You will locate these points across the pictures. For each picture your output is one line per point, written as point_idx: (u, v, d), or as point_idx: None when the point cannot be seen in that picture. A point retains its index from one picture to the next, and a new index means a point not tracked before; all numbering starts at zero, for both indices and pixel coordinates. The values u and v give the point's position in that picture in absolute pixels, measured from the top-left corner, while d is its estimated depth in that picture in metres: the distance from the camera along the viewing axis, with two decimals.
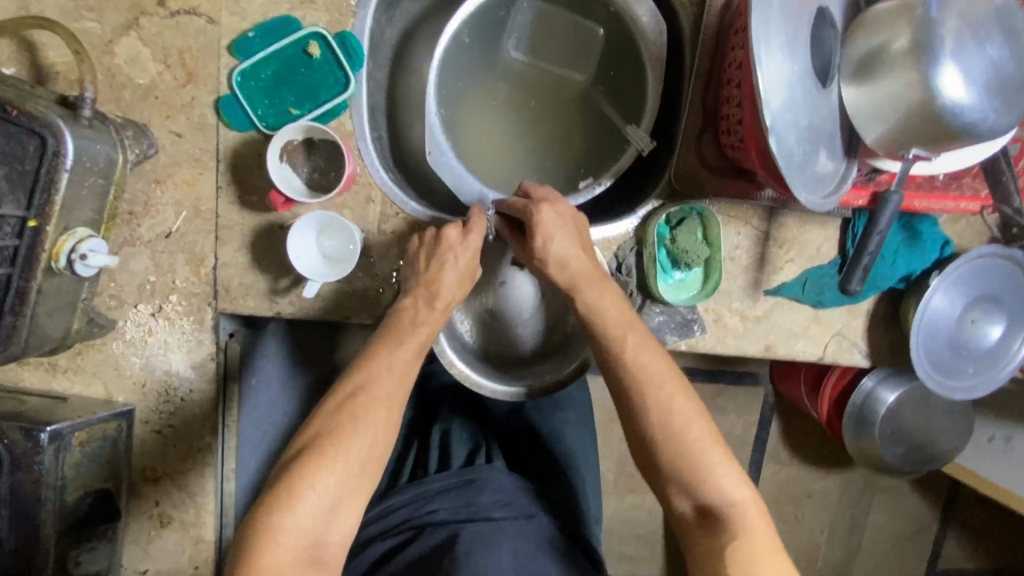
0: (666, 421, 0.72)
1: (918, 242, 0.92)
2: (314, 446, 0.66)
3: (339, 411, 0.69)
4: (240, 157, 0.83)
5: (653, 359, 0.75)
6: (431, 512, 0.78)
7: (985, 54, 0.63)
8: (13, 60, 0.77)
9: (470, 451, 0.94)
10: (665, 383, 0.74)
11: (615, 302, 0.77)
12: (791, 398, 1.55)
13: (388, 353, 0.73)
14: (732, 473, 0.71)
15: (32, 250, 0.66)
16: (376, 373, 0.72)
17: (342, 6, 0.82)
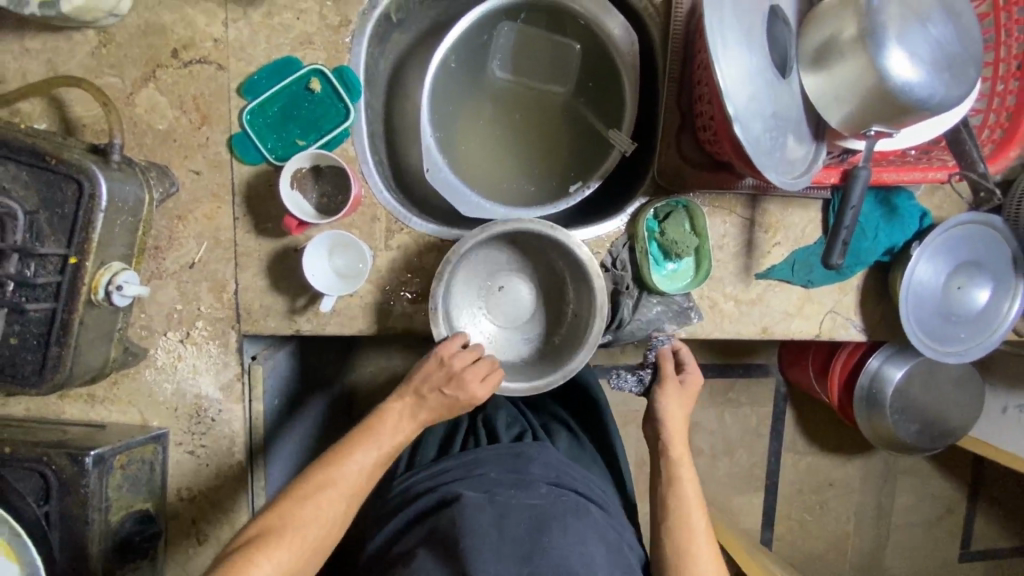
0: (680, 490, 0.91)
1: (896, 217, 0.98)
2: (270, 527, 0.75)
3: (308, 489, 0.78)
4: (253, 189, 0.90)
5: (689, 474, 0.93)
6: (481, 475, 0.83)
7: (928, 33, 0.69)
8: (46, 117, 0.85)
9: (518, 431, 0.97)
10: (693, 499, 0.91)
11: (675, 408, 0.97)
12: (801, 383, 1.57)
13: (359, 454, 0.82)
14: (709, 558, 0.87)
15: (74, 285, 0.72)
16: (342, 468, 0.80)
17: (338, 42, 0.89)
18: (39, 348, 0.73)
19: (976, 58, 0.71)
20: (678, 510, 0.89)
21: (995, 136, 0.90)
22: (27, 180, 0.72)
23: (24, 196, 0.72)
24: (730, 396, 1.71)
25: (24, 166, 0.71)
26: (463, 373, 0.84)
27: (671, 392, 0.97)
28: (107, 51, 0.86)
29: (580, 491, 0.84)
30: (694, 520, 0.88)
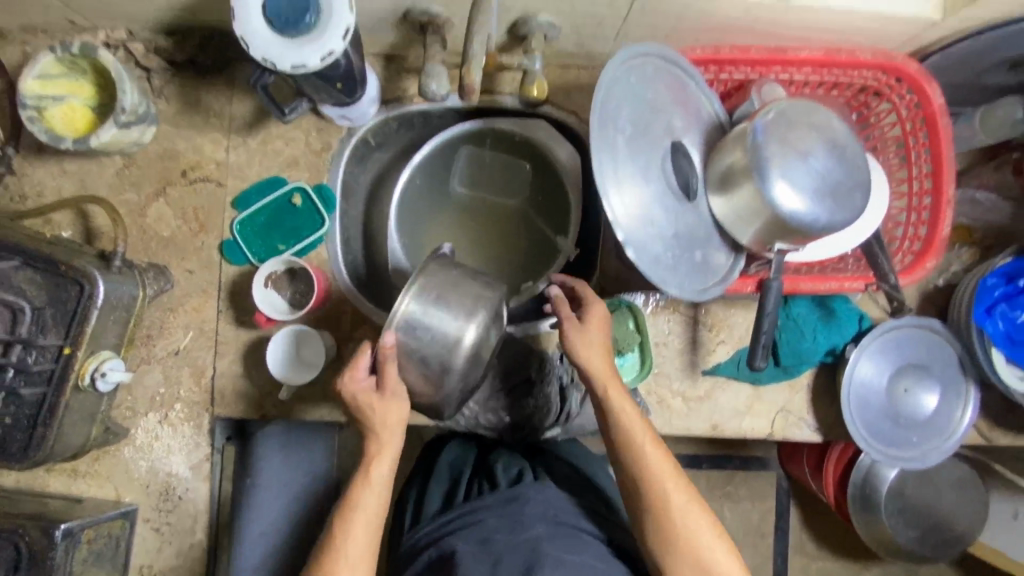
0: (671, 503, 0.82)
1: (833, 318, 1.01)
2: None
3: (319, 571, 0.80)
4: (237, 286, 1.02)
5: (643, 425, 0.84)
6: (478, 521, 0.85)
7: (810, 166, 0.78)
8: (72, 225, 1.01)
9: (517, 471, 0.95)
10: (652, 448, 0.84)
11: (627, 405, 0.84)
12: (802, 478, 1.50)
13: (359, 521, 0.83)
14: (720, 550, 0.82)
15: (65, 372, 0.83)
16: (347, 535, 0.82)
17: (320, 164, 1.03)
18: (27, 428, 0.83)
19: (863, 184, 0.80)
20: (644, 489, 0.83)
21: (914, 247, 0.95)
22: (40, 281, 0.84)
23: (35, 295, 0.84)
24: (726, 489, 1.65)
25: (39, 271, 0.84)
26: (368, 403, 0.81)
27: (593, 350, 0.85)
28: (129, 172, 1.02)
29: (578, 524, 0.86)
30: (699, 533, 0.82)
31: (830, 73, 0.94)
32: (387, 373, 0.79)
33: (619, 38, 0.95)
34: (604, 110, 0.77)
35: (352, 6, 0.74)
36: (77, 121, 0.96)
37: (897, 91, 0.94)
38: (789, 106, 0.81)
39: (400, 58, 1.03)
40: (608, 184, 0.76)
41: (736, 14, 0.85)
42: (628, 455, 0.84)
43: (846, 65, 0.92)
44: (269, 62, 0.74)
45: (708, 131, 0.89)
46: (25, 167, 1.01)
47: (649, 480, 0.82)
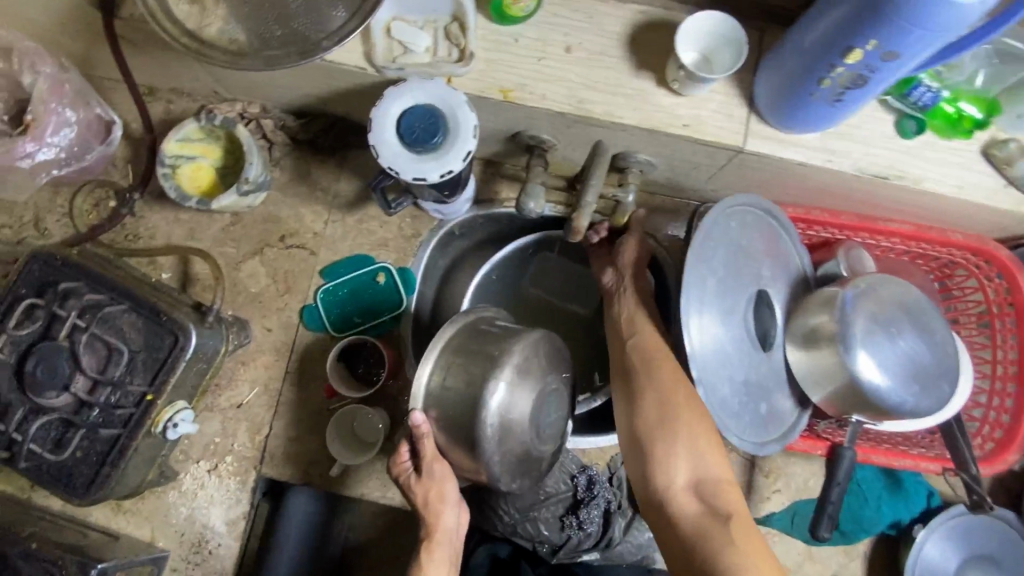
0: (674, 408, 0.81)
1: (899, 491, 0.98)
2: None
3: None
4: (308, 351, 1.07)
5: (656, 339, 0.87)
6: None
7: (897, 347, 0.80)
8: (171, 269, 1.08)
9: None
10: (661, 356, 0.85)
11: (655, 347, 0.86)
12: None
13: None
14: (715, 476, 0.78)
15: (143, 417, 0.87)
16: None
17: (407, 249, 1.10)
18: (94, 465, 0.87)
19: (949, 375, 0.81)
20: (648, 376, 0.83)
21: (996, 434, 0.93)
22: (140, 327, 0.89)
23: (132, 339, 0.89)
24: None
25: (141, 317, 0.89)
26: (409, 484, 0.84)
27: (645, 324, 0.89)
28: (234, 229, 1.10)
29: None
30: (696, 419, 0.81)
31: (919, 246, 0.95)
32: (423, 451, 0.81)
33: (711, 181, 0.99)
34: (702, 250, 0.79)
35: (476, 133, 0.82)
36: (201, 180, 1.04)
37: (986, 273, 0.95)
38: (880, 282, 0.83)
39: (497, 164, 1.11)
40: (691, 320, 0.76)
41: (828, 181, 0.89)
42: (637, 346, 0.87)
43: (937, 242, 0.93)
44: (394, 171, 0.81)
45: (791, 283, 0.90)
46: (143, 211, 1.10)
47: (657, 388, 0.82)
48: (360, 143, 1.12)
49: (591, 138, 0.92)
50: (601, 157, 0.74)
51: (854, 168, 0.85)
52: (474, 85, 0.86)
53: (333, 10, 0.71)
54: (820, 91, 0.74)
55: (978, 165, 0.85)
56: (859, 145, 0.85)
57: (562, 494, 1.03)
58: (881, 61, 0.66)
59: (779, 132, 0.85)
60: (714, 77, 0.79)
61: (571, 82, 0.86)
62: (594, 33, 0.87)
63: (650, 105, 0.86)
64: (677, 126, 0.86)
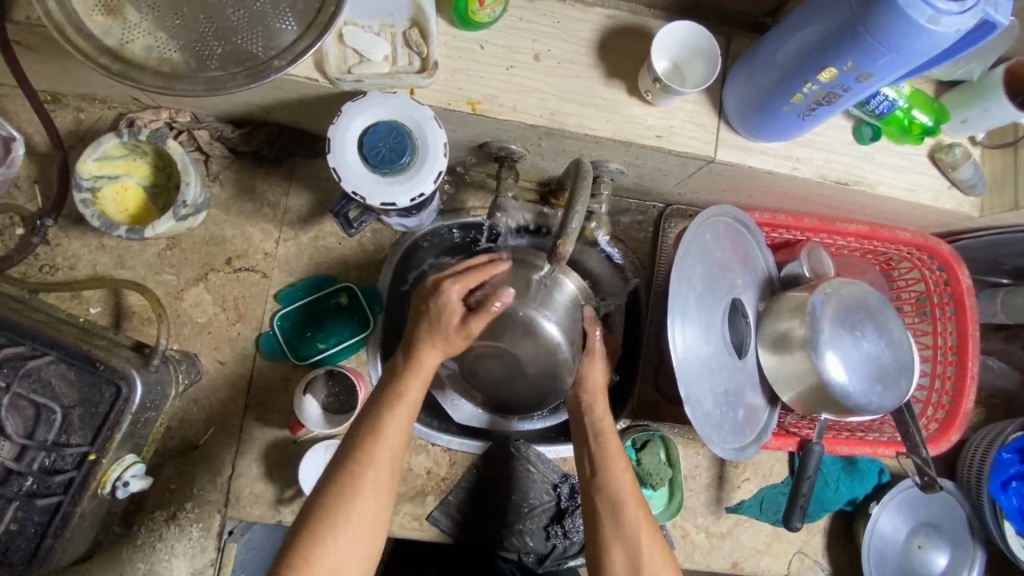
0: (621, 507, 0.80)
1: (855, 470, 1.05)
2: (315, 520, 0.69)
3: (346, 473, 0.71)
4: (268, 382, 0.99)
5: (621, 476, 0.82)
6: None
7: (860, 349, 0.84)
8: (101, 302, 0.96)
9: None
10: (629, 499, 0.80)
11: (603, 416, 0.88)
12: None
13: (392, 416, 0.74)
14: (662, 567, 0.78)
15: (86, 480, 0.78)
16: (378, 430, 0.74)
17: (370, 267, 1.04)
18: (34, 536, 0.77)
19: (906, 370, 0.86)
20: (597, 479, 0.82)
21: (938, 415, 1.01)
22: (72, 378, 0.79)
23: (64, 393, 0.79)
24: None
25: (73, 367, 0.79)
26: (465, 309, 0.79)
27: (611, 457, 0.84)
28: (171, 254, 0.99)
29: None
30: (639, 519, 0.79)
31: (871, 243, 1.01)
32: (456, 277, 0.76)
33: (680, 185, 0.99)
34: (682, 265, 0.80)
35: (447, 151, 0.77)
36: (128, 202, 0.93)
37: (927, 265, 1.02)
38: (844, 285, 0.86)
39: (460, 171, 1.06)
40: (673, 331, 0.78)
41: (792, 185, 0.91)
42: (603, 486, 0.81)
43: (888, 240, 0.99)
44: (359, 196, 0.75)
45: (761, 289, 0.92)
46: (59, 238, 0.96)
47: (623, 538, 0.78)
48: (309, 153, 1.03)
49: (562, 148, 0.89)
50: (584, 178, 0.70)
51: (817, 174, 0.87)
52: (439, 97, 0.80)
53: (281, 24, 0.63)
54: (792, 106, 0.75)
55: (926, 169, 0.90)
56: (821, 152, 0.87)
57: (545, 505, 1.03)
58: (855, 82, 0.69)
59: (747, 142, 0.86)
60: (688, 90, 0.78)
61: (541, 92, 0.82)
62: (563, 39, 0.83)
63: (622, 117, 0.83)
64: (650, 136, 0.84)
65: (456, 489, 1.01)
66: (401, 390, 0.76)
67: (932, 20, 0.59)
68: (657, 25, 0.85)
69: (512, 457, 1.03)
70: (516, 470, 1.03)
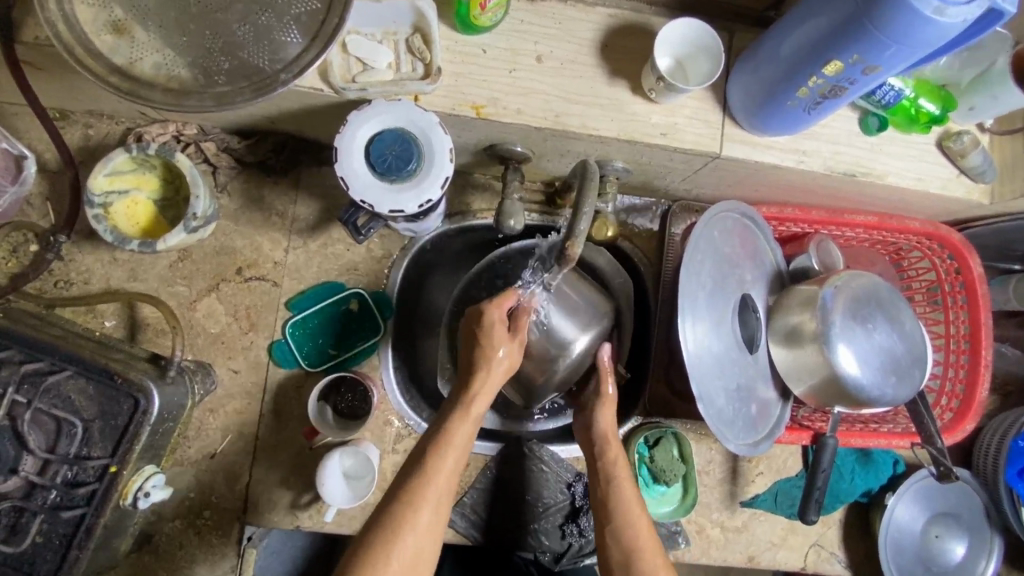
0: (634, 558, 0.81)
1: (870, 462, 1.05)
2: (366, 555, 0.70)
3: (404, 507, 0.72)
4: (282, 389, 1.00)
5: (639, 523, 0.84)
6: None
7: (873, 341, 0.84)
8: (116, 315, 0.97)
9: None
10: (645, 546, 0.82)
11: (618, 458, 0.90)
12: None
13: (451, 453, 0.77)
14: None
15: (108, 492, 0.79)
16: (437, 465, 0.76)
17: (379, 272, 1.04)
18: (59, 548, 0.78)
19: (919, 361, 0.86)
20: (612, 526, 0.84)
21: (952, 404, 1.01)
22: (92, 393, 0.80)
23: (84, 407, 0.80)
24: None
25: (92, 381, 0.80)
26: (494, 332, 0.82)
27: (628, 500, 0.86)
28: (182, 265, 1.00)
29: None
30: (654, 568, 0.80)
31: (880, 233, 1.00)
32: (518, 321, 0.84)
33: (685, 181, 0.99)
34: (691, 262, 0.80)
35: (453, 156, 0.78)
36: (139, 215, 0.94)
37: (938, 254, 1.01)
38: (854, 278, 0.86)
39: (466, 174, 1.07)
40: (684, 328, 0.78)
41: (799, 178, 0.91)
42: (619, 533, 0.83)
43: (896, 229, 0.98)
44: (368, 204, 0.76)
45: (770, 283, 0.92)
46: (73, 253, 0.98)
47: None
48: (315, 160, 1.04)
49: (567, 148, 0.89)
50: (591, 179, 0.70)
51: (824, 166, 0.87)
52: (443, 102, 0.80)
53: (286, 37, 0.63)
54: (798, 100, 0.75)
55: (933, 158, 0.89)
56: (828, 144, 0.87)
57: (560, 504, 1.03)
58: (861, 74, 0.68)
59: (752, 136, 0.86)
60: (692, 87, 0.78)
61: (544, 93, 0.82)
62: (565, 40, 0.83)
63: (627, 115, 0.83)
64: (655, 134, 0.84)
65: (471, 491, 1.01)
66: (453, 434, 0.79)
67: (938, 11, 0.59)
68: (659, 22, 0.85)
69: (527, 457, 1.04)
70: (531, 470, 1.04)
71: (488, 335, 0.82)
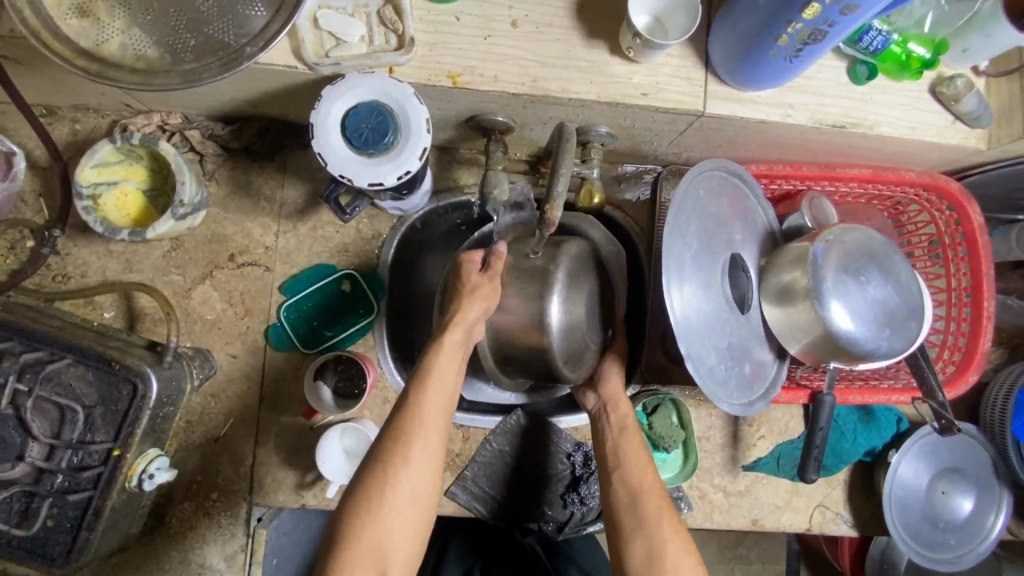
0: (640, 503, 0.82)
1: (873, 420, 1.04)
2: (363, 499, 0.71)
3: (390, 445, 0.74)
4: (280, 372, 1.01)
5: (643, 472, 0.85)
6: None
7: (866, 293, 0.82)
8: (114, 306, 0.99)
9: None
10: (651, 490, 0.83)
11: (627, 412, 0.91)
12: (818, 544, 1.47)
13: (435, 381, 0.77)
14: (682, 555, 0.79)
15: (113, 474, 0.81)
16: (423, 394, 0.76)
17: (370, 253, 1.04)
18: (70, 530, 0.81)
19: (915, 313, 0.84)
20: (617, 475, 0.86)
21: (955, 358, 0.99)
22: (91, 379, 0.82)
23: (85, 393, 0.82)
24: (739, 551, 1.60)
25: (91, 369, 0.82)
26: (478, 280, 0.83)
27: (633, 449, 0.87)
28: (176, 254, 1.01)
29: None
30: (655, 511, 0.81)
31: (875, 187, 0.98)
32: (493, 266, 0.84)
33: (672, 144, 0.97)
34: (677, 223, 0.79)
35: (430, 126, 0.77)
36: (128, 206, 0.95)
37: (937, 207, 0.98)
38: (846, 232, 0.84)
39: (451, 150, 1.06)
40: (671, 290, 0.77)
41: (788, 133, 0.88)
42: (625, 477, 0.85)
43: (892, 182, 0.96)
44: (346, 178, 0.76)
45: (762, 243, 0.91)
46: (69, 248, 0.99)
47: (643, 528, 0.80)
48: (298, 143, 1.04)
49: (548, 115, 0.88)
50: (568, 141, 0.70)
51: (812, 119, 0.85)
52: (418, 73, 0.80)
53: (251, 11, 0.63)
54: (779, 49, 0.73)
55: (927, 105, 0.87)
56: (815, 96, 0.85)
57: (561, 474, 1.04)
58: (840, 15, 0.66)
59: (737, 92, 0.84)
60: (670, 42, 0.76)
61: (520, 58, 0.81)
62: (539, 3, 0.82)
63: (606, 77, 0.82)
64: (636, 95, 0.82)
65: (472, 464, 1.02)
66: (436, 364, 0.78)
67: None
68: None
69: (527, 428, 1.04)
70: (530, 441, 1.04)
71: (465, 281, 0.84)
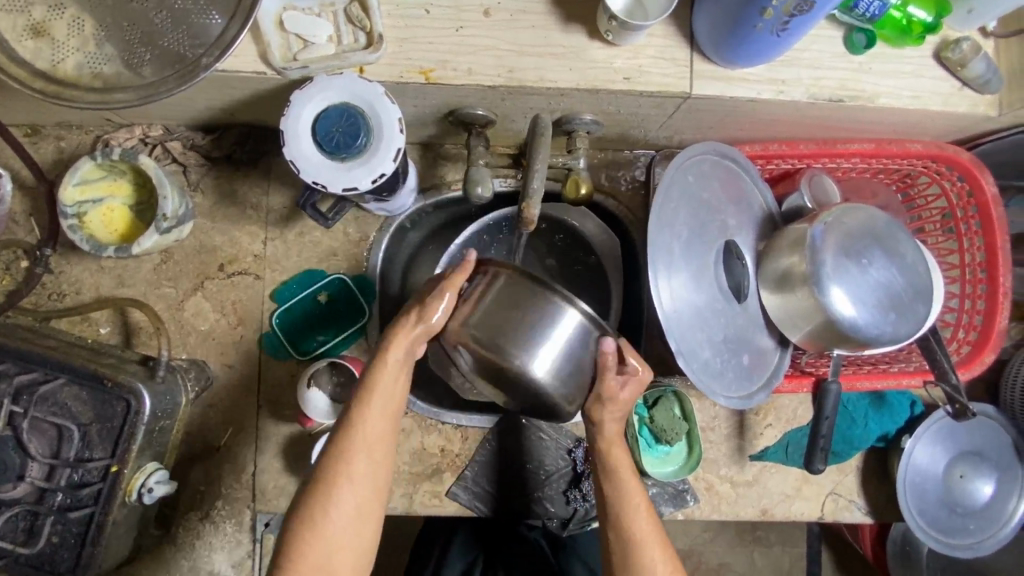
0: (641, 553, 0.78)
1: (884, 405, 1.00)
2: (306, 528, 0.71)
3: (331, 466, 0.73)
4: (275, 379, 1.01)
5: (645, 519, 0.80)
6: None
7: (868, 276, 0.78)
8: (109, 321, 0.99)
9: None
10: (651, 541, 0.79)
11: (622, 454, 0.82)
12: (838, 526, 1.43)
13: (373, 406, 0.75)
14: None
15: (112, 489, 0.82)
16: (362, 418, 0.74)
17: (359, 255, 1.03)
18: (75, 546, 0.82)
19: (922, 294, 0.80)
20: (615, 524, 0.80)
21: (969, 337, 0.94)
22: (85, 398, 0.83)
23: (80, 411, 0.83)
24: (757, 534, 1.57)
25: (84, 387, 0.82)
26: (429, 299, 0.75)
27: (633, 495, 0.80)
28: (166, 267, 1.01)
29: None
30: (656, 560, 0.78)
31: (879, 161, 0.93)
32: (451, 278, 0.75)
33: (662, 128, 0.93)
34: (664, 211, 0.76)
35: (403, 126, 0.75)
36: (115, 222, 0.95)
37: (947, 178, 0.93)
38: (846, 212, 0.80)
39: (435, 146, 1.03)
40: (659, 282, 0.74)
41: (783, 110, 0.84)
42: (623, 527, 0.79)
43: (897, 155, 0.91)
44: (320, 185, 0.74)
45: (759, 227, 0.87)
46: (61, 265, 1.00)
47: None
48: (280, 148, 1.02)
49: (528, 106, 0.85)
50: (542, 135, 0.67)
51: (807, 94, 0.80)
52: (390, 71, 0.77)
53: (206, 19, 0.61)
54: (765, 22, 0.69)
55: (931, 72, 0.81)
56: (808, 69, 0.80)
57: (562, 471, 1.03)
58: None
59: (725, 70, 0.79)
60: (648, 23, 0.72)
61: (495, 49, 0.78)
62: None
63: (585, 62, 0.78)
64: (618, 80, 0.79)
65: (471, 465, 1.01)
66: (371, 392, 0.75)
67: None
68: None
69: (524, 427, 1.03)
70: (530, 439, 1.03)
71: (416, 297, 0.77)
